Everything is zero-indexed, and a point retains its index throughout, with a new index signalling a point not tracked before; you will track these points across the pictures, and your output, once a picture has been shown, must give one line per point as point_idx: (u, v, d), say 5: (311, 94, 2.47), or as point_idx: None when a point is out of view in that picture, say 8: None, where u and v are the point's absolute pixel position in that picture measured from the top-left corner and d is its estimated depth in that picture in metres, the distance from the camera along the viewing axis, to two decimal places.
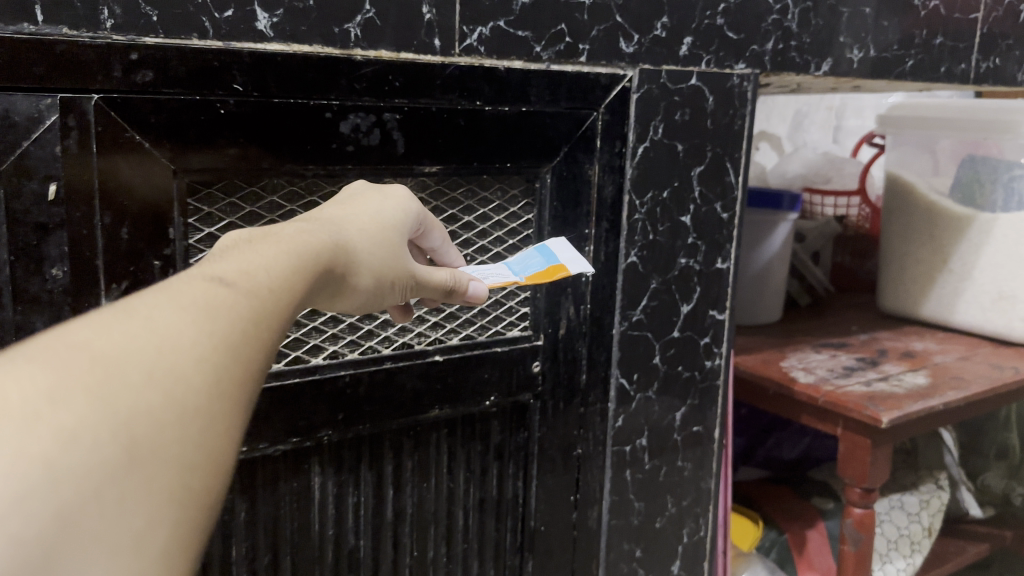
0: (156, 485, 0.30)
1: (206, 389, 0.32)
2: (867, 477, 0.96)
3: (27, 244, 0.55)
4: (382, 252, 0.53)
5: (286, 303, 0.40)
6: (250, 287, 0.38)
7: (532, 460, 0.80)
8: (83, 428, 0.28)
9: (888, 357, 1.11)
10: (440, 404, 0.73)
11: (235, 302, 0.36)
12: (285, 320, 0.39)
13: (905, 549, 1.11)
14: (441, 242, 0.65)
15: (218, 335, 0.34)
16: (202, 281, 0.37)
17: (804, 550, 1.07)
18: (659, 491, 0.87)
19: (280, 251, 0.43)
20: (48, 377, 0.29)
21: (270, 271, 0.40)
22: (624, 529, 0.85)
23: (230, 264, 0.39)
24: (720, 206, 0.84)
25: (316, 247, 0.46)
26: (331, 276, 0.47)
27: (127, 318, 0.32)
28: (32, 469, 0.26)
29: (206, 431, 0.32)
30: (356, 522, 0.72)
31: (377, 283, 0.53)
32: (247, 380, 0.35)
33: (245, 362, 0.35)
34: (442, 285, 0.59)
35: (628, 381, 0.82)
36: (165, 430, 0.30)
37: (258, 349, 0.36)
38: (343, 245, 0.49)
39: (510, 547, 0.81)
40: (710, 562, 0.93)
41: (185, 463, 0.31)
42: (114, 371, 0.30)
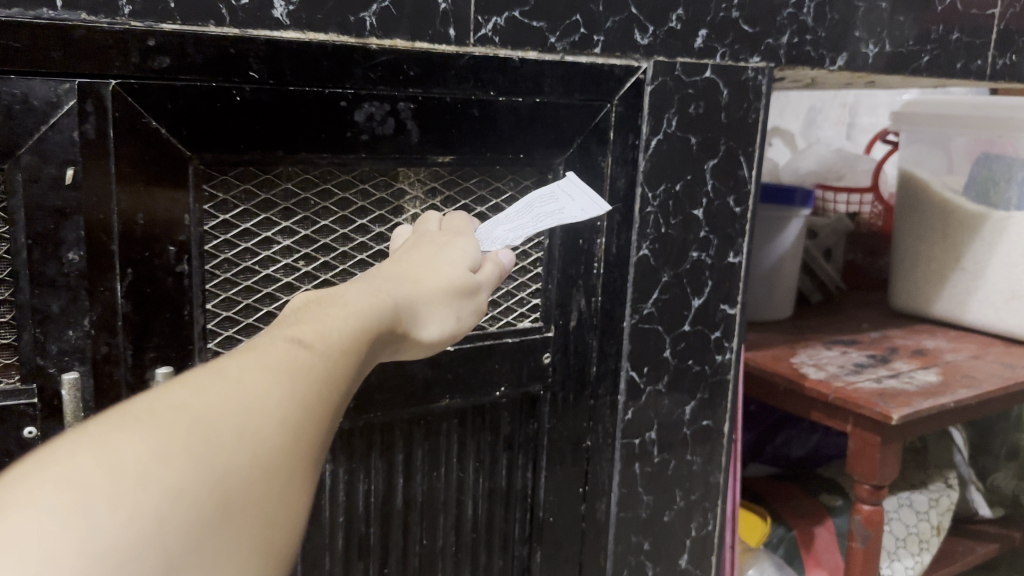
0: (239, 542, 0.31)
1: (285, 451, 0.34)
2: (877, 474, 0.96)
3: (44, 228, 0.55)
4: (450, 293, 0.52)
5: (356, 364, 0.41)
6: (326, 349, 0.39)
7: (542, 452, 0.80)
8: (187, 486, 0.29)
9: (899, 355, 1.10)
10: (451, 394, 0.74)
11: (314, 365, 0.37)
12: (352, 381, 0.40)
13: (914, 548, 1.11)
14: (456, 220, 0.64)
15: (297, 398, 0.35)
16: (281, 342, 0.38)
17: (812, 548, 1.07)
18: (667, 485, 0.87)
19: (350, 306, 0.43)
20: (154, 438, 0.30)
21: (344, 331, 0.41)
22: (631, 522, 0.85)
23: (305, 323, 0.41)
24: (733, 200, 0.84)
25: (386, 301, 0.46)
26: (403, 330, 0.47)
27: (217, 381, 0.34)
28: (148, 522, 0.28)
29: (282, 489, 0.33)
30: (366, 510, 0.72)
31: (447, 328, 0.52)
32: (319, 441, 0.36)
33: (317, 422, 0.36)
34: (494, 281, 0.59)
35: (639, 374, 0.82)
36: (249, 487, 0.32)
37: (329, 410, 0.37)
38: (413, 295, 0.49)
39: (518, 538, 0.81)
40: (717, 557, 0.93)
41: (263, 520, 0.32)
42: (209, 433, 0.31)
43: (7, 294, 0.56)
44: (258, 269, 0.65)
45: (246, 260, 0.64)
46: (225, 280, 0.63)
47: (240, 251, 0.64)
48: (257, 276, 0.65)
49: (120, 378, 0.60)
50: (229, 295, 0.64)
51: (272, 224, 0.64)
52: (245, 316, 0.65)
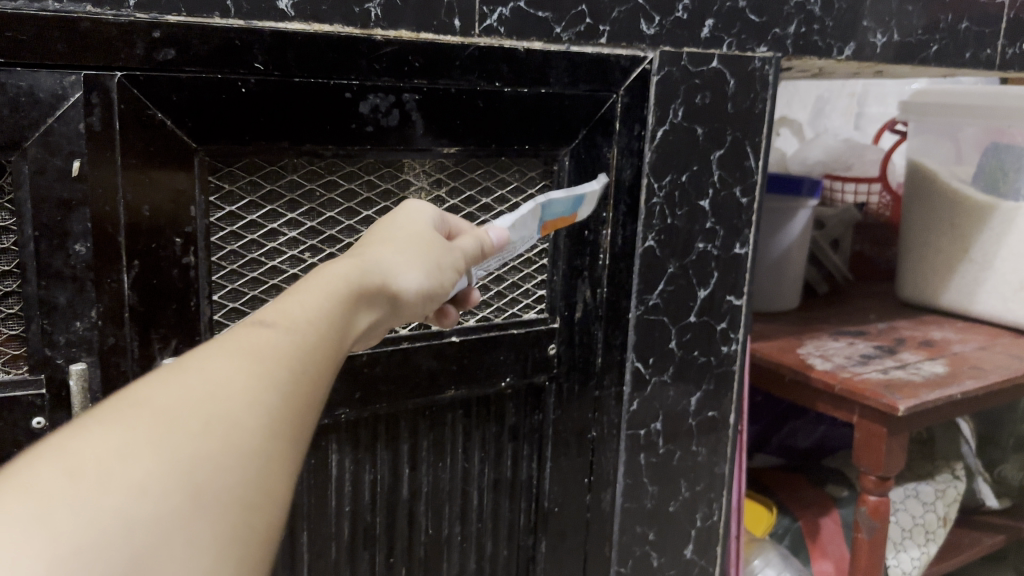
0: (221, 527, 0.31)
1: (258, 434, 0.34)
2: (883, 465, 0.95)
3: (51, 219, 0.56)
4: (427, 250, 0.51)
5: (329, 339, 0.41)
6: (289, 327, 0.39)
7: (547, 442, 0.80)
8: (153, 479, 0.29)
9: (906, 346, 1.10)
10: (457, 385, 0.74)
11: (277, 345, 0.37)
12: (327, 356, 0.40)
13: (920, 539, 1.11)
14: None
15: (264, 379, 0.36)
16: (243, 330, 0.38)
17: (818, 538, 1.07)
18: (673, 475, 0.87)
19: (320, 283, 0.43)
20: (117, 436, 0.30)
21: (308, 305, 0.41)
22: (637, 512, 0.86)
23: (268, 309, 0.40)
24: (739, 190, 0.84)
25: (352, 270, 0.45)
26: (375, 299, 0.46)
27: (180, 375, 0.34)
28: (115, 518, 0.28)
29: (263, 472, 0.34)
30: (372, 500, 0.73)
31: (432, 285, 0.51)
32: (296, 421, 0.36)
33: (293, 405, 0.36)
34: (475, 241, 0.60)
35: (644, 365, 0.82)
36: (224, 473, 0.32)
37: (305, 387, 0.38)
38: (385, 262, 0.48)
39: (524, 528, 0.81)
40: (723, 547, 0.93)
41: (245, 503, 0.32)
42: (173, 424, 0.32)
43: (15, 286, 0.56)
44: (265, 260, 0.65)
45: (252, 251, 0.64)
46: (232, 271, 0.64)
47: (247, 243, 0.64)
48: (264, 268, 0.65)
49: (127, 369, 0.60)
50: (236, 287, 0.64)
51: (277, 215, 0.65)
52: (251, 307, 0.65)
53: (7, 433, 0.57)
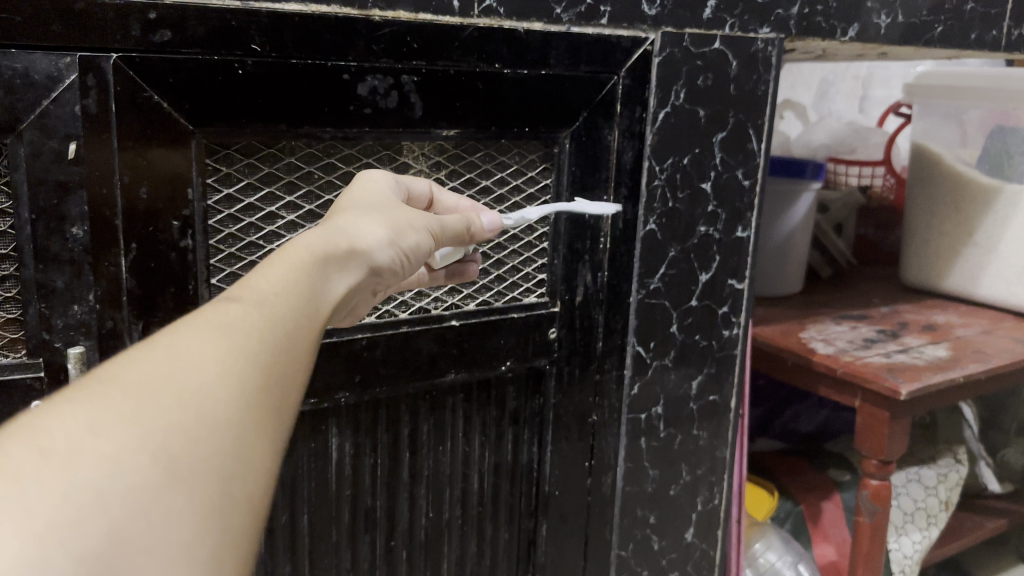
0: (198, 498, 0.31)
1: (232, 403, 0.33)
2: (885, 449, 0.95)
3: (48, 202, 0.55)
4: (389, 217, 0.51)
5: (302, 308, 0.40)
6: (257, 298, 0.39)
7: (547, 426, 0.80)
8: (124, 452, 0.29)
9: (909, 330, 1.10)
10: (457, 368, 0.74)
11: (247, 317, 0.37)
12: (300, 324, 0.40)
13: (921, 522, 1.11)
14: (430, 191, 0.65)
15: (236, 350, 0.35)
16: (210, 307, 0.37)
17: (819, 522, 1.07)
18: (674, 459, 0.87)
19: (281, 257, 0.43)
20: (86, 413, 0.30)
21: (272, 278, 0.41)
22: (638, 496, 0.85)
23: (234, 287, 0.40)
24: (741, 173, 0.83)
25: (311, 242, 0.45)
26: (344, 268, 0.46)
27: (150, 351, 0.34)
28: (86, 493, 0.28)
29: (240, 440, 0.33)
30: (372, 483, 0.73)
31: (398, 252, 0.50)
32: (273, 390, 0.36)
33: (267, 374, 0.36)
34: (458, 232, 0.57)
35: (645, 349, 0.82)
36: (199, 443, 0.32)
37: (282, 355, 0.37)
38: (345, 233, 0.48)
39: (524, 512, 0.81)
40: (724, 531, 0.93)
41: (225, 472, 0.32)
42: (144, 398, 0.31)
43: (12, 269, 0.56)
44: (263, 244, 0.65)
45: (250, 235, 0.64)
46: (230, 255, 0.63)
47: (245, 226, 0.64)
48: (262, 252, 0.65)
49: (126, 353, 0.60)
50: (234, 271, 0.64)
51: (276, 199, 0.64)
52: None
53: (6, 416, 0.57)
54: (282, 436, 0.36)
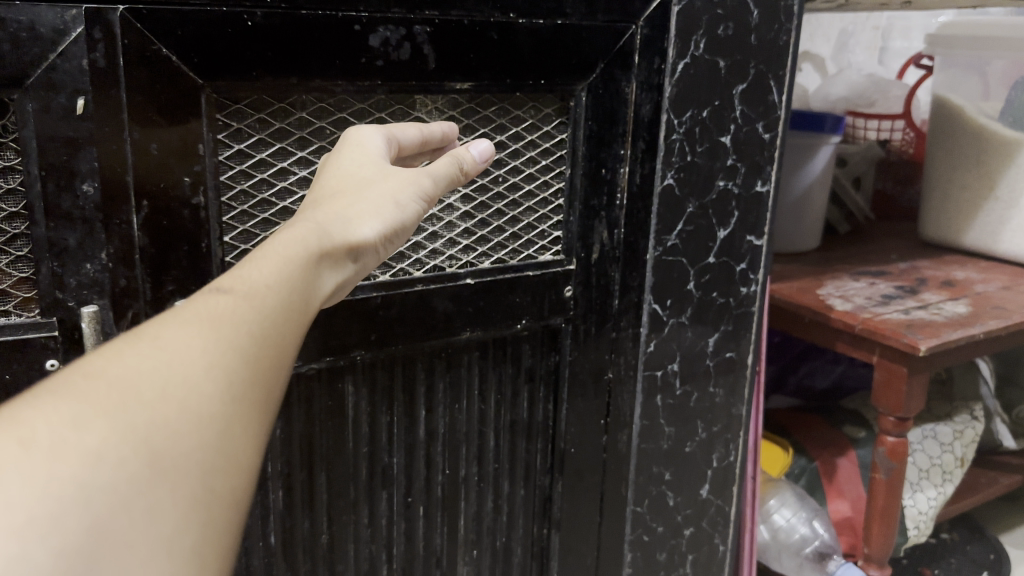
0: (183, 494, 0.29)
1: (220, 396, 0.32)
2: (902, 405, 0.95)
3: (57, 158, 0.54)
4: (380, 196, 0.47)
5: (297, 296, 0.38)
6: (249, 287, 0.36)
7: (562, 384, 0.80)
8: (108, 447, 0.28)
9: (928, 286, 1.08)
10: (472, 326, 0.73)
11: (237, 307, 0.35)
12: (293, 316, 0.37)
13: (936, 479, 1.11)
14: (419, 132, 0.57)
15: (223, 341, 0.33)
16: (198, 296, 0.35)
17: (834, 478, 1.07)
18: (689, 416, 0.87)
19: (272, 247, 0.39)
20: (68, 406, 0.28)
21: (263, 266, 0.38)
22: (653, 453, 0.85)
23: (225, 275, 0.37)
24: (762, 126, 0.81)
25: (306, 232, 0.41)
26: (336, 261, 0.42)
27: (137, 341, 0.32)
28: (67, 488, 0.26)
29: (228, 434, 0.31)
30: (389, 440, 0.73)
31: (389, 232, 0.47)
32: (263, 383, 0.34)
33: (258, 364, 0.34)
34: (450, 175, 0.54)
35: (662, 306, 0.81)
36: (184, 437, 0.30)
37: (272, 345, 0.35)
38: (339, 219, 0.44)
39: (540, 469, 0.82)
40: (739, 486, 0.93)
41: (210, 467, 0.31)
42: (129, 392, 0.29)
43: (24, 227, 0.56)
44: (276, 200, 0.64)
45: (262, 191, 0.63)
46: (243, 212, 0.62)
47: (257, 182, 0.62)
48: (275, 209, 0.64)
49: (140, 312, 0.59)
50: (247, 228, 0.63)
51: (287, 154, 0.63)
52: None
53: (21, 375, 0.57)
54: (270, 427, 0.34)
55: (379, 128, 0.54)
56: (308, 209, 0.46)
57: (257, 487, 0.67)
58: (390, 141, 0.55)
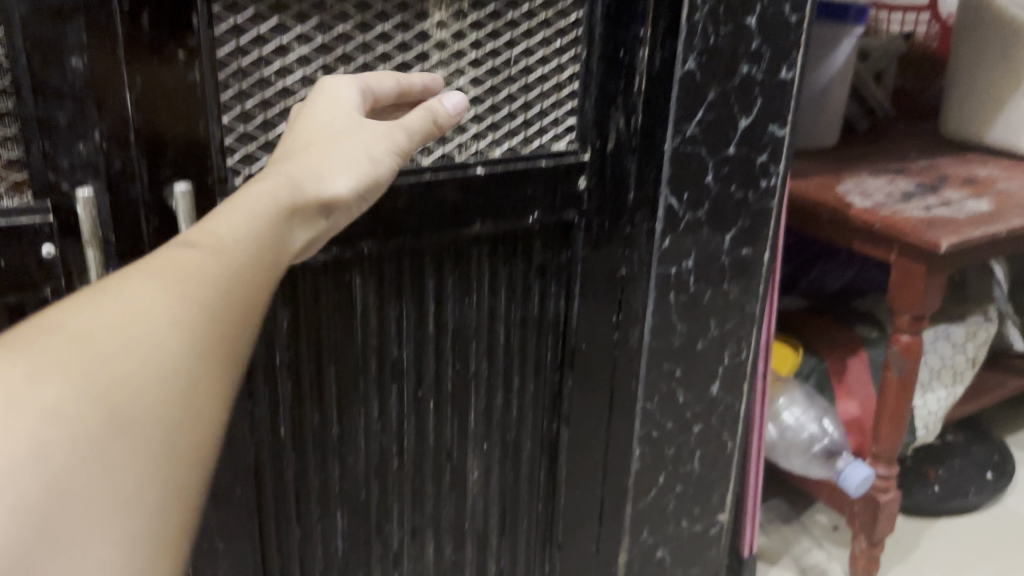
0: (146, 450, 0.29)
1: (188, 351, 0.31)
2: (918, 304, 0.93)
3: (42, 30, 0.51)
4: (349, 152, 0.47)
5: (263, 253, 0.38)
6: (216, 243, 0.36)
7: (575, 280, 0.77)
8: (67, 403, 0.27)
9: (949, 183, 1.05)
10: (482, 219, 0.70)
11: (203, 262, 0.34)
12: (260, 274, 0.37)
13: (947, 379, 1.10)
14: (397, 83, 0.56)
15: (187, 295, 0.33)
16: (163, 253, 0.35)
17: (845, 378, 1.06)
18: (702, 313, 0.85)
19: (239, 206, 0.39)
20: (24, 360, 0.27)
21: (228, 225, 0.37)
22: (664, 350, 0.84)
23: (191, 231, 0.37)
24: (789, 7, 0.77)
25: (273, 192, 0.42)
26: (302, 220, 0.43)
27: (99, 297, 0.31)
28: (23, 440, 0.25)
29: (194, 390, 0.31)
30: (398, 334, 0.71)
31: (358, 188, 0.46)
32: (231, 341, 0.34)
33: (227, 320, 0.34)
34: (427, 130, 0.52)
35: (679, 202, 0.78)
36: (147, 392, 0.29)
37: (240, 300, 0.35)
38: (309, 173, 0.45)
39: (550, 364, 0.81)
40: (749, 384, 0.93)
41: (173, 422, 0.30)
42: (89, 346, 0.29)
43: (11, 105, 0.52)
44: (276, 80, 0.60)
45: (262, 70, 0.59)
46: (241, 92, 0.59)
47: (255, 59, 0.59)
48: (274, 89, 0.60)
49: (137, 196, 0.56)
50: (246, 110, 0.60)
51: (286, 29, 0.59)
52: (263, 131, 0.61)
53: (18, 260, 0.55)
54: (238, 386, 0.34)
55: (353, 78, 0.53)
56: (279, 162, 0.46)
57: (266, 379, 0.66)
58: (365, 93, 0.54)
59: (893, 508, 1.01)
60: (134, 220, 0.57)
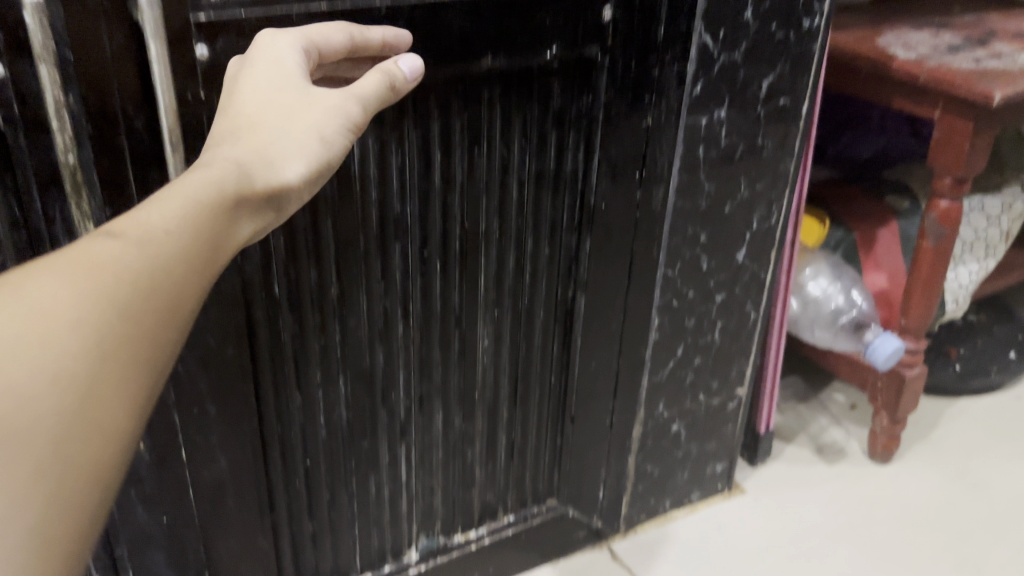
0: (31, 466, 0.27)
1: (90, 355, 0.29)
2: (962, 164, 0.86)
3: None
4: (297, 128, 0.43)
5: (198, 244, 0.35)
6: (145, 232, 0.33)
7: (596, 129, 0.70)
8: None
9: (999, 36, 0.96)
10: (494, 54, 0.62)
11: (125, 256, 0.32)
12: (191, 267, 0.34)
13: (979, 252, 1.05)
14: (347, 37, 0.52)
15: (104, 293, 0.31)
16: (85, 242, 0.32)
17: (873, 248, 1.01)
18: (732, 171, 0.77)
19: (175, 190, 0.36)
20: None
21: (161, 211, 0.34)
22: (690, 212, 0.77)
23: (121, 217, 0.34)
24: None
25: (214, 177, 0.38)
26: (247, 206, 0.39)
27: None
28: None
29: (94, 401, 0.29)
30: (401, 185, 0.64)
31: (309, 170, 0.42)
32: (144, 345, 0.31)
33: (143, 320, 0.32)
34: (380, 96, 0.48)
35: (713, 40, 0.69)
36: (38, 400, 0.28)
37: (162, 299, 0.32)
38: (253, 158, 0.41)
39: (566, 226, 0.74)
40: (778, 251, 0.86)
41: (70, 432, 0.28)
42: None
43: None
44: None
45: None
46: None
47: None
48: None
49: (96, 7, 0.48)
50: None
51: None
52: None
53: None
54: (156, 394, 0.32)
55: (297, 34, 0.49)
56: (221, 142, 0.42)
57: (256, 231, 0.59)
58: (310, 51, 0.49)
59: (918, 382, 0.98)
60: (94, 36, 0.48)
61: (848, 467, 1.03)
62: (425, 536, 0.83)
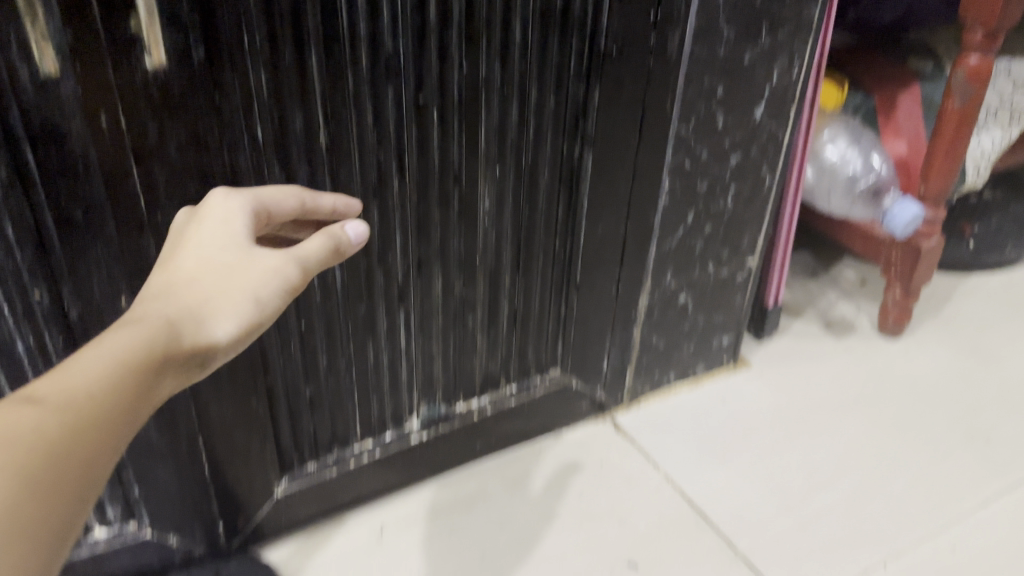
0: None
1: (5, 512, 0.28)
2: (996, 18, 0.80)
3: None
4: (236, 287, 0.42)
5: (115, 401, 0.33)
6: (65, 393, 0.32)
7: None
8: None
9: None
10: None
11: (42, 419, 0.31)
12: (112, 423, 0.33)
13: (1004, 119, 0.99)
14: (300, 201, 0.52)
15: (20, 456, 0.29)
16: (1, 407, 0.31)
17: (891, 116, 0.94)
18: (753, 16, 0.71)
19: (98, 349, 0.35)
20: None
21: (83, 371, 0.33)
22: (706, 62, 0.71)
23: (41, 379, 0.33)
24: None
25: (141, 338, 0.36)
26: (173, 365, 0.37)
27: None
28: None
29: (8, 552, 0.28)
30: (393, 19, 0.57)
31: (244, 329, 0.41)
32: (60, 503, 0.30)
33: (60, 473, 0.30)
34: (323, 257, 0.46)
35: None
36: None
37: (79, 455, 0.31)
38: (185, 318, 0.39)
39: (574, 74, 0.68)
40: (796, 109, 0.81)
41: None
42: None
43: None
44: None
45: None
46: None
47: None
48: None
49: None
50: None
51: None
52: None
53: None
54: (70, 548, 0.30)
55: (250, 197, 0.48)
56: (150, 302, 0.40)
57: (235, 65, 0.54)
58: (259, 213, 0.48)
59: (934, 254, 0.95)
60: None
61: (856, 341, 1.02)
62: (426, 404, 0.80)
